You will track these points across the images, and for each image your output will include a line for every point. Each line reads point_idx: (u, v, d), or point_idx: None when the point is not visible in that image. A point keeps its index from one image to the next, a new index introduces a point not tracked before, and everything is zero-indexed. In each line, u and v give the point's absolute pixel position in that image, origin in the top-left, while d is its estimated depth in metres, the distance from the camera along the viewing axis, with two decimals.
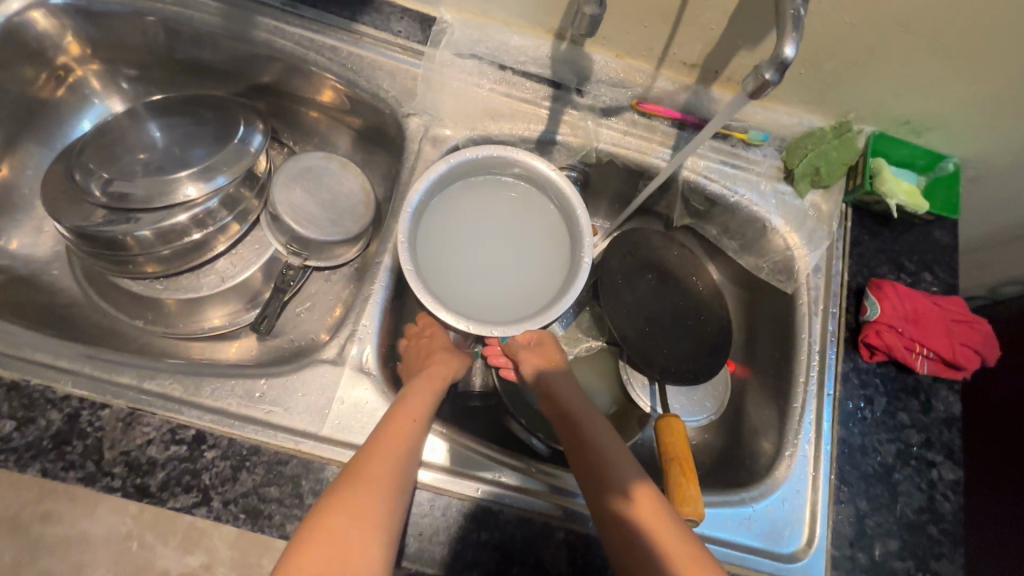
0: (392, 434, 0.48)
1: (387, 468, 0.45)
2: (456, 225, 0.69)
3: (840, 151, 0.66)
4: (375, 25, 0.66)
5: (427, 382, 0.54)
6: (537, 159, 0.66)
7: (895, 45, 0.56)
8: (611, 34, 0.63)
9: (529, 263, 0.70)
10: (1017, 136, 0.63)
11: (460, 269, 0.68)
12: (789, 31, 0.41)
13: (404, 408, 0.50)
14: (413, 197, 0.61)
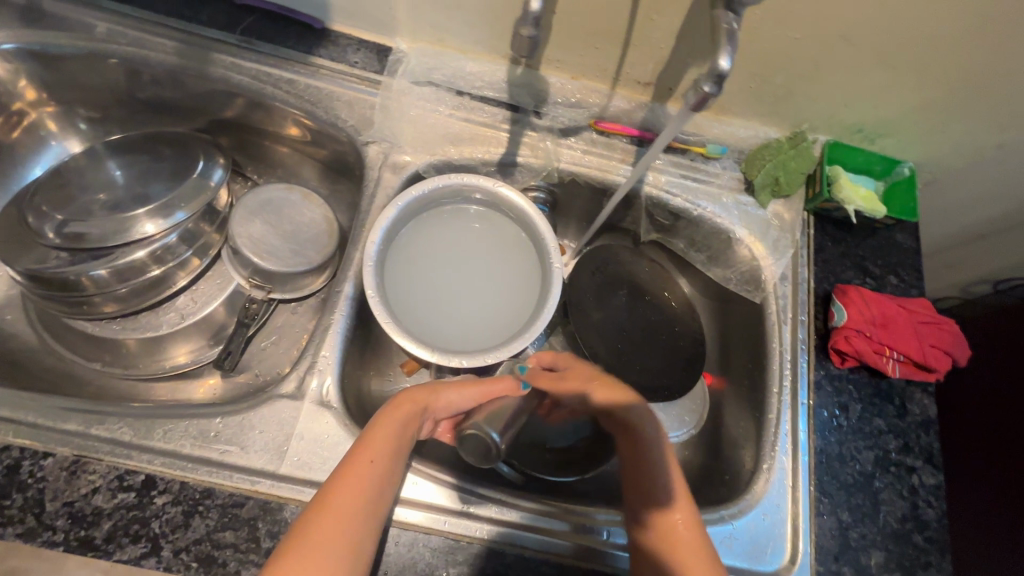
0: (350, 481, 0.43)
1: (345, 522, 0.41)
2: (426, 255, 0.68)
3: (797, 161, 0.67)
4: (331, 57, 0.67)
5: (392, 417, 0.49)
6: (480, 179, 0.65)
7: (840, 57, 0.57)
8: (565, 57, 0.64)
9: (503, 288, 0.68)
10: (968, 138, 0.64)
11: (433, 299, 0.66)
12: (725, 44, 0.41)
13: (361, 452, 0.46)
14: (376, 230, 0.60)
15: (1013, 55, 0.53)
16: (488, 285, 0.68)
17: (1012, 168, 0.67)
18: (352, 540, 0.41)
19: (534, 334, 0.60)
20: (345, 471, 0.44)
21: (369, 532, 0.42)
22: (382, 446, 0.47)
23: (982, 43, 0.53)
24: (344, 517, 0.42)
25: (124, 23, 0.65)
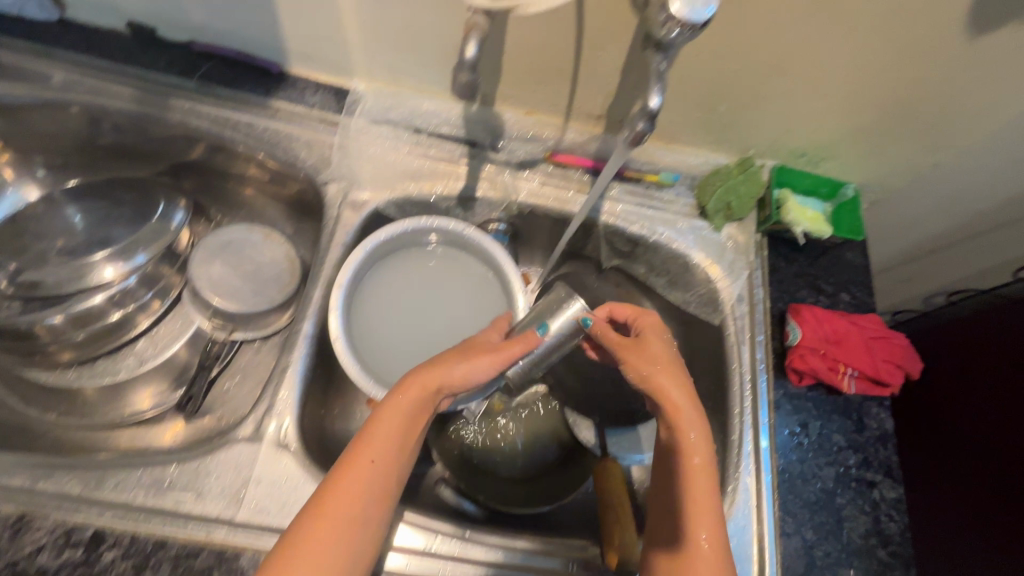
0: (345, 481, 0.44)
1: (335, 527, 0.43)
2: (393, 281, 0.65)
3: (746, 186, 0.69)
4: (290, 99, 0.68)
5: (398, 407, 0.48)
6: (448, 221, 0.65)
7: (777, 88, 0.59)
8: (517, 94, 0.66)
9: (473, 316, 0.66)
10: (903, 160, 0.67)
11: (399, 328, 0.64)
12: (653, 85, 0.44)
13: (361, 446, 0.46)
14: (344, 274, 0.59)
15: (935, 86, 0.56)
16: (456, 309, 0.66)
17: (950, 184, 0.70)
18: (342, 542, 0.43)
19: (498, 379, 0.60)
20: (343, 467, 0.45)
21: (365, 532, 0.44)
22: (382, 445, 0.46)
23: (907, 76, 0.56)
24: (336, 520, 0.43)
25: (79, 72, 0.65)
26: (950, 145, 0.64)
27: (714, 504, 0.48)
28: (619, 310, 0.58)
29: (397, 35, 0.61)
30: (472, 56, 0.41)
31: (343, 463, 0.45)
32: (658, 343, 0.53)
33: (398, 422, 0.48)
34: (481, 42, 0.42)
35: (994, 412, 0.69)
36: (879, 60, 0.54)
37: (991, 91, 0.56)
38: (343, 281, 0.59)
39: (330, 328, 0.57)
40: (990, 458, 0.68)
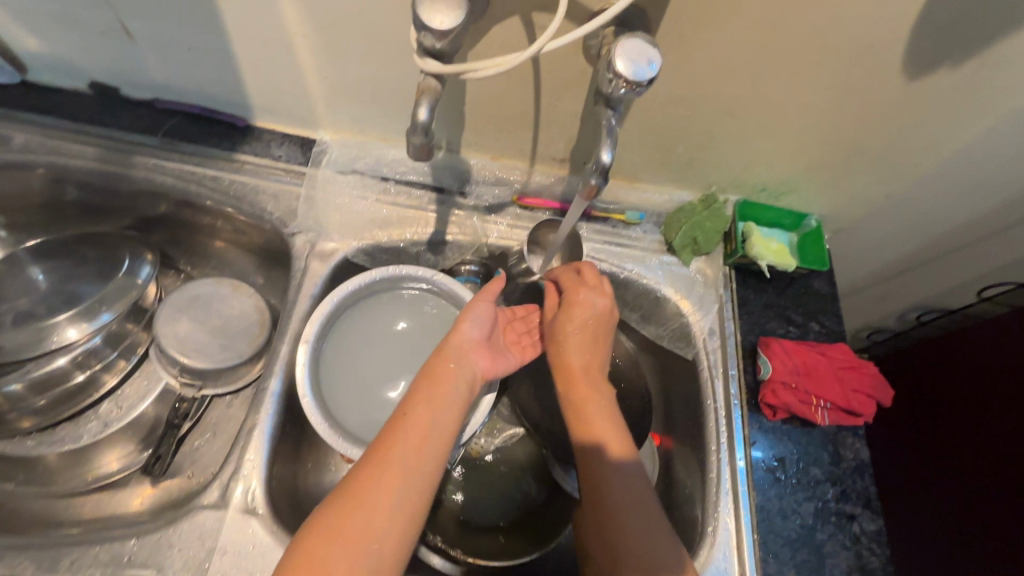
0: (398, 435, 0.48)
1: (393, 469, 0.46)
2: (366, 328, 0.64)
3: (712, 221, 0.70)
4: (255, 152, 0.68)
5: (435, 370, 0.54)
6: (420, 269, 0.65)
7: (730, 129, 0.61)
8: (481, 141, 0.67)
9: None
10: (860, 192, 0.69)
11: (373, 376, 0.63)
12: (603, 140, 0.45)
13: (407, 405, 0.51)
14: (310, 329, 0.59)
15: (880, 124, 0.58)
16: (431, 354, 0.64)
17: (908, 211, 0.72)
18: (399, 488, 0.46)
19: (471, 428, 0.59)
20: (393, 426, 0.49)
21: (423, 478, 0.47)
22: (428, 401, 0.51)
23: (853, 115, 0.57)
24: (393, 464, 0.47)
25: (41, 133, 0.65)
26: (904, 176, 0.65)
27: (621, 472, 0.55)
28: (562, 278, 0.63)
29: (359, 89, 0.62)
30: (424, 120, 0.43)
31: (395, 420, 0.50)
32: (573, 328, 0.60)
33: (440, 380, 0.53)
34: (433, 106, 0.43)
35: (990, 443, 0.71)
36: (821, 104, 0.56)
37: (935, 126, 0.58)
38: (309, 336, 0.59)
39: (296, 385, 0.56)
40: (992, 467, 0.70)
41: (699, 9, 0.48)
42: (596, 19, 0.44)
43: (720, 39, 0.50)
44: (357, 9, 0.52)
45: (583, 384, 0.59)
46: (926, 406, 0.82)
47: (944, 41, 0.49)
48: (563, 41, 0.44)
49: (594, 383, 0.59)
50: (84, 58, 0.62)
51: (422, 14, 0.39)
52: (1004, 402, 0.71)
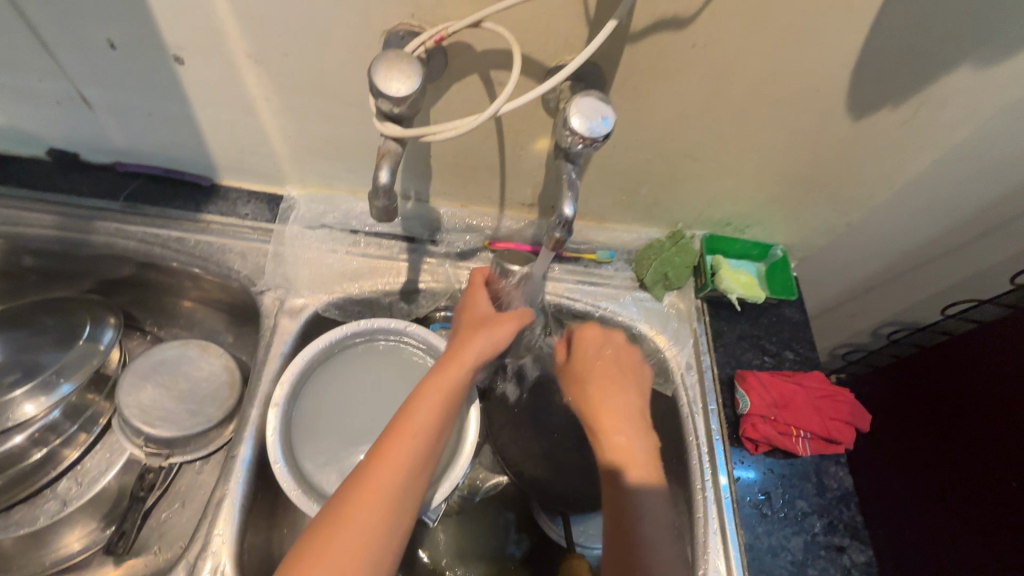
0: (391, 459, 0.45)
1: (395, 482, 0.44)
2: (338, 385, 0.62)
3: (680, 257, 0.71)
4: (220, 211, 0.68)
5: (433, 387, 0.49)
6: (393, 321, 0.64)
7: (689, 169, 0.62)
8: (449, 190, 0.67)
9: None
10: (821, 221, 0.71)
11: (348, 435, 0.60)
12: (563, 194, 0.47)
13: (405, 422, 0.47)
14: (280, 393, 0.58)
15: (833, 159, 0.60)
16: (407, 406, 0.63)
17: (868, 234, 0.74)
18: (388, 519, 0.43)
19: (449, 484, 0.57)
20: (395, 430, 0.46)
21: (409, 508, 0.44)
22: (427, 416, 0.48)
23: (806, 152, 0.59)
24: (393, 471, 0.44)
25: None
26: (861, 205, 0.68)
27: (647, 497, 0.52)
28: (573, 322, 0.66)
29: (324, 145, 0.62)
30: (385, 182, 0.43)
31: (395, 427, 0.47)
32: (591, 364, 0.61)
33: (438, 397, 0.49)
34: (394, 168, 0.44)
35: (978, 461, 0.73)
36: (771, 146, 0.59)
37: (886, 160, 0.60)
38: (279, 399, 0.57)
39: (268, 450, 0.55)
40: (998, 475, 0.70)
41: (650, 62, 0.49)
42: (550, 80, 0.46)
43: (672, 88, 0.52)
44: (318, 71, 0.52)
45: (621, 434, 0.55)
46: (914, 426, 0.83)
47: (886, 83, 0.51)
48: (519, 102, 0.45)
49: (636, 433, 0.56)
50: (42, 126, 0.62)
51: (379, 82, 0.40)
52: (986, 419, 0.73)
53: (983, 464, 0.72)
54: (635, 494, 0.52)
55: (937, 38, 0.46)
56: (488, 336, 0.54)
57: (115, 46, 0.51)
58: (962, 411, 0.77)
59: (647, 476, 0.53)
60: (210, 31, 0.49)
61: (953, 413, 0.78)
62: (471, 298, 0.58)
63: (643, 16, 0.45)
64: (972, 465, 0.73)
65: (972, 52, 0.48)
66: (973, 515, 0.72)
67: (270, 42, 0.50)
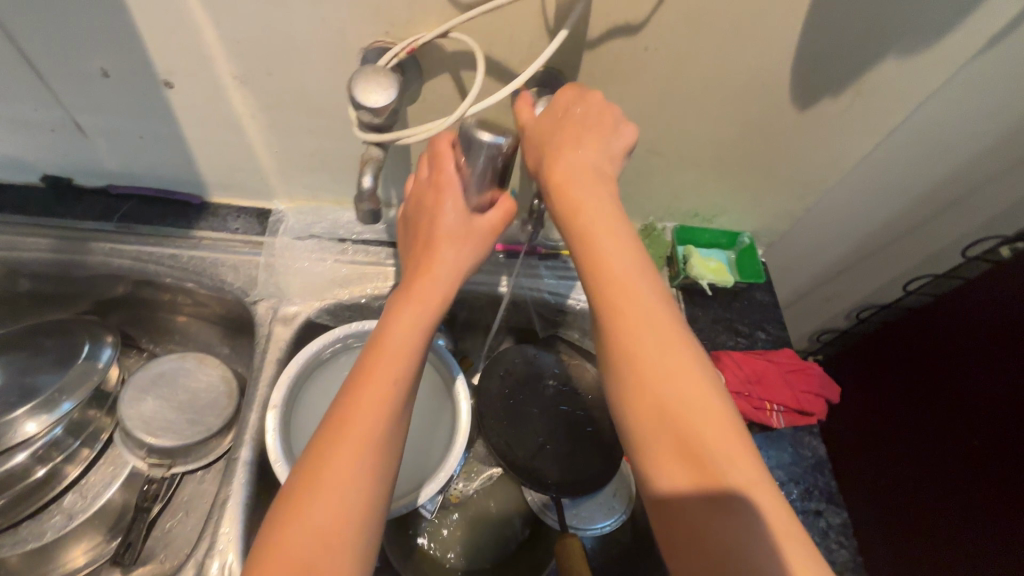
0: (366, 395, 0.42)
1: (365, 431, 0.41)
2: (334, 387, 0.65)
3: (654, 248, 0.75)
4: (212, 227, 0.70)
5: (408, 314, 0.45)
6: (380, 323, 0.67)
7: (653, 165, 0.67)
8: None
9: (420, 413, 0.68)
10: (782, 207, 0.75)
11: None
12: None
13: (380, 356, 0.43)
14: (276, 395, 0.60)
15: (785, 148, 0.65)
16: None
17: (828, 216, 0.79)
18: (369, 455, 0.40)
19: (441, 476, 0.60)
20: (369, 366, 0.43)
21: (393, 440, 0.42)
22: (402, 344, 0.44)
23: (758, 144, 0.64)
24: (370, 409, 0.41)
25: None
26: (817, 189, 0.72)
27: (674, 355, 0.41)
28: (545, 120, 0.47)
29: (309, 159, 0.65)
30: (369, 186, 0.46)
31: (366, 368, 0.43)
32: (577, 185, 0.45)
33: (412, 324, 0.45)
34: (376, 173, 0.46)
35: (944, 424, 0.78)
36: (728, 140, 0.63)
37: (834, 146, 0.65)
38: (277, 401, 0.60)
39: (268, 451, 0.56)
40: (960, 435, 0.75)
41: (608, 67, 0.54)
42: (513, 81, 0.48)
43: (631, 89, 0.56)
44: (301, 89, 0.56)
45: (628, 279, 0.43)
46: (886, 394, 0.89)
47: (823, 78, 0.56)
48: (487, 103, 0.48)
49: (645, 283, 0.43)
50: (39, 155, 0.65)
51: (359, 96, 0.43)
52: (948, 384, 0.78)
53: (938, 441, 0.79)
54: (657, 356, 0.41)
55: (863, 36, 0.51)
56: (450, 262, 0.47)
57: (108, 74, 0.54)
58: (919, 394, 0.83)
59: (666, 333, 0.42)
60: (197, 56, 0.52)
61: (912, 396, 0.85)
62: (429, 207, 0.48)
63: (597, 25, 0.49)
64: (931, 441, 0.80)
65: (896, 45, 0.52)
66: (939, 473, 0.78)
67: (255, 65, 0.53)
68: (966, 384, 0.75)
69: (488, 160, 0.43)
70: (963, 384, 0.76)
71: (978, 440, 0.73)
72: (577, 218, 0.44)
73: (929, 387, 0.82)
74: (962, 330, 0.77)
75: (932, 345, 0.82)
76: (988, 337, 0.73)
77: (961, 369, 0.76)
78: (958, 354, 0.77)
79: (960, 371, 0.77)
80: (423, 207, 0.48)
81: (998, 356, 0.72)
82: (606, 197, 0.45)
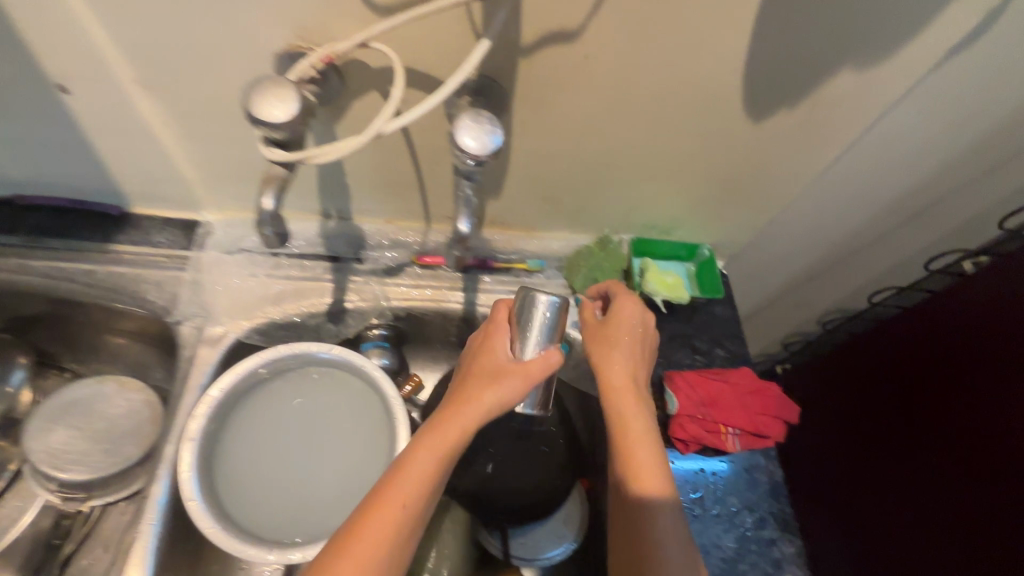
0: (379, 515, 0.42)
1: (369, 556, 0.40)
2: (265, 413, 0.61)
3: (609, 260, 0.72)
4: (132, 240, 0.65)
5: (435, 441, 0.45)
6: (309, 345, 0.61)
7: (606, 177, 0.63)
8: (371, 207, 0.67)
9: (356, 438, 0.62)
10: (743, 220, 0.72)
11: (274, 464, 0.59)
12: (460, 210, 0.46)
13: (400, 477, 0.43)
14: (193, 426, 0.55)
15: (743, 162, 0.62)
16: (341, 433, 0.62)
17: (791, 228, 0.76)
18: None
19: None
20: (386, 486, 0.43)
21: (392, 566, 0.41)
22: (422, 469, 0.44)
23: (714, 157, 0.61)
24: (380, 530, 0.41)
25: None
26: (778, 202, 0.69)
27: (658, 506, 0.47)
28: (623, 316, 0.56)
29: (235, 169, 0.60)
30: (270, 210, 0.42)
31: (384, 486, 0.43)
32: (620, 355, 0.54)
33: (437, 451, 0.44)
34: (280, 194, 0.42)
35: (921, 447, 0.75)
36: (682, 153, 0.60)
37: (792, 159, 0.62)
38: (194, 433, 0.55)
39: (181, 489, 0.52)
40: (939, 461, 0.72)
41: (547, 76, 0.50)
42: (445, 87, 0.42)
43: (575, 99, 0.52)
44: (213, 96, 0.51)
45: (637, 431, 0.50)
46: (860, 411, 0.87)
47: (778, 89, 0.52)
48: (411, 114, 0.42)
49: (650, 436, 0.50)
50: None
51: (254, 109, 0.39)
52: (925, 404, 0.75)
53: (929, 476, 0.74)
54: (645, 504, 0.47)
55: (819, 45, 0.48)
56: (488, 395, 0.46)
57: None
58: (896, 421, 0.80)
59: (659, 487, 0.48)
60: (90, 59, 0.47)
61: (898, 424, 0.79)
62: (482, 343, 0.51)
63: (531, 30, 0.45)
64: (910, 468, 0.77)
65: (851, 56, 0.49)
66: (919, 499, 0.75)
67: (157, 68, 0.48)
68: (959, 420, 0.69)
69: (539, 315, 0.50)
70: (944, 410, 0.72)
71: (976, 483, 0.67)
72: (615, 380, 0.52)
73: (906, 408, 0.78)
74: (955, 359, 0.71)
75: (919, 372, 0.76)
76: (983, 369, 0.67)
77: (948, 397, 0.71)
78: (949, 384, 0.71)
79: (952, 405, 0.70)
80: (476, 346, 0.51)
81: (996, 395, 0.65)
82: (640, 373, 0.54)
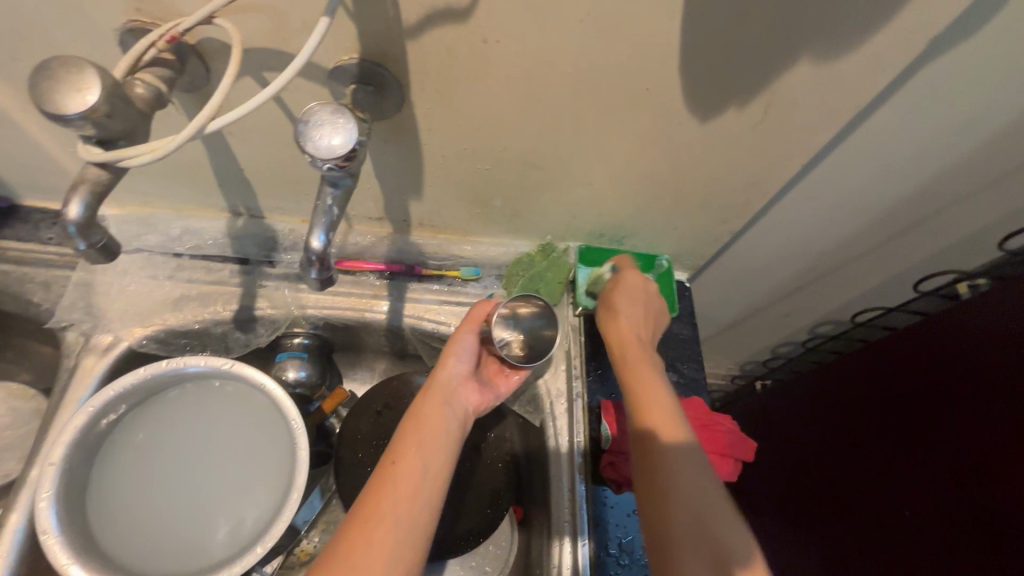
0: (381, 478, 0.43)
1: (382, 505, 0.42)
2: (155, 433, 0.56)
3: (553, 271, 0.65)
4: (19, 236, 0.59)
5: (422, 408, 0.50)
6: (197, 360, 0.55)
7: (539, 179, 0.55)
8: (282, 205, 0.60)
9: (255, 462, 0.56)
10: (705, 230, 0.64)
11: (162, 490, 0.54)
12: (316, 224, 0.41)
13: (400, 443, 0.46)
14: (56, 450, 0.50)
15: (694, 165, 0.53)
16: (238, 456, 0.56)
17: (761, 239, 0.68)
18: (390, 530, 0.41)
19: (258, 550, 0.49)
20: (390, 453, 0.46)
21: (409, 521, 0.42)
22: (413, 434, 0.47)
23: (658, 159, 0.53)
24: (385, 490, 0.43)
25: None
26: (742, 212, 0.61)
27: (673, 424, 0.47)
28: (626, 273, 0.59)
29: None
30: (77, 218, 0.35)
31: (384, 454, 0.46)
32: (623, 306, 0.56)
33: (425, 416, 0.49)
34: (91, 201, 0.36)
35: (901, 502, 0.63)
36: (622, 153, 0.52)
37: (753, 164, 0.53)
38: (57, 458, 0.50)
39: (37, 521, 0.47)
40: (918, 525, 0.60)
41: (443, 64, 0.42)
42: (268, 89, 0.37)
43: (480, 94, 0.45)
44: None
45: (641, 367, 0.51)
46: (833, 446, 0.75)
47: (722, 83, 0.44)
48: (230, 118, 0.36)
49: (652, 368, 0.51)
50: None
51: (37, 95, 0.31)
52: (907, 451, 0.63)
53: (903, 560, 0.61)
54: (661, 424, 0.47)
55: (766, 30, 0.39)
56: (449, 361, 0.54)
57: None
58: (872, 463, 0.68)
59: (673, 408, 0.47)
60: None
61: (874, 481, 0.67)
62: None
63: (410, 7, 0.37)
64: (885, 525, 0.64)
65: (808, 43, 0.40)
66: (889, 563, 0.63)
67: None
68: (955, 507, 0.56)
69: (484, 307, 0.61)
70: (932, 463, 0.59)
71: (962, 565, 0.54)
72: (619, 327, 0.55)
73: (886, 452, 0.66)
74: (952, 414, 0.58)
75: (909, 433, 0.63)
76: (972, 420, 0.55)
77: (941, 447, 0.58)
78: (929, 437, 0.60)
79: (944, 487, 0.57)
80: None
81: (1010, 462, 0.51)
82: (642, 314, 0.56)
